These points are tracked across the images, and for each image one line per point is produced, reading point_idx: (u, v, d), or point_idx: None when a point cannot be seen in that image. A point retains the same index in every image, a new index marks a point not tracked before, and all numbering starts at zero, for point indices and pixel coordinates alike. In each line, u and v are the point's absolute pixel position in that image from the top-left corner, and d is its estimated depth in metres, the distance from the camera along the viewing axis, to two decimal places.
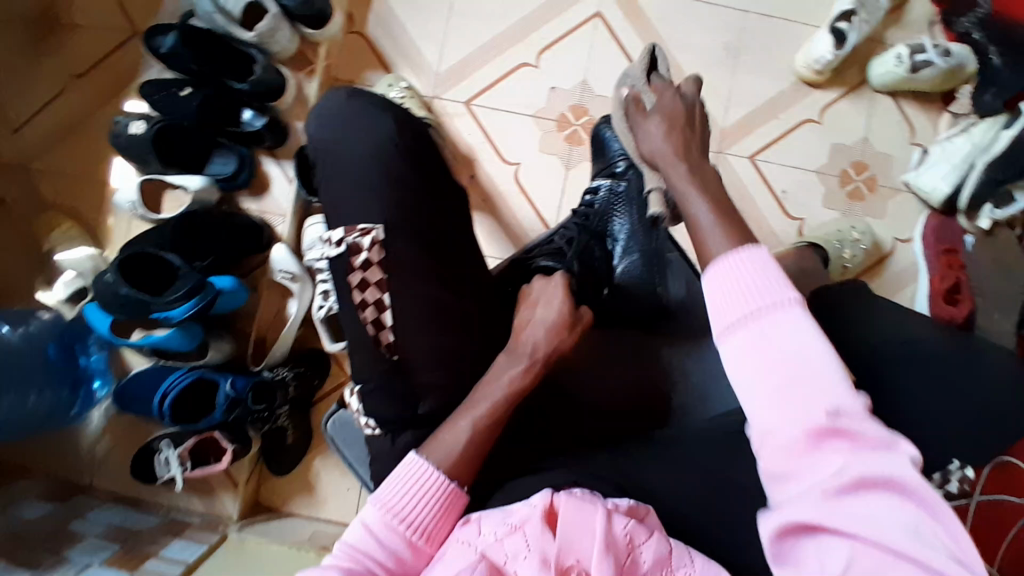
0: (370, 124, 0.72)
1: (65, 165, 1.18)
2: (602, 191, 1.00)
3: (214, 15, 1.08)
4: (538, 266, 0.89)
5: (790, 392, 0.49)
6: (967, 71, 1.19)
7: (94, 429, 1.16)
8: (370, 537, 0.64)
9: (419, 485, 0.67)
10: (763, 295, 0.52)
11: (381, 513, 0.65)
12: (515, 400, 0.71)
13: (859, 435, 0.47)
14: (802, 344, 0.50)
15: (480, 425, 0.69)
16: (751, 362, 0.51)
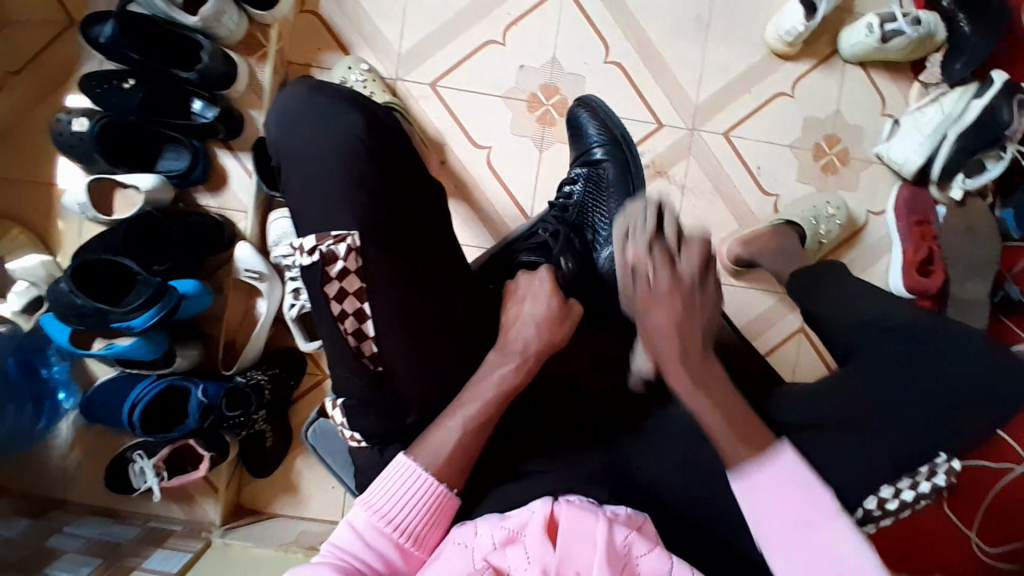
0: (332, 123, 0.68)
1: (5, 167, 1.11)
2: (581, 180, 1.02)
3: (155, 0, 0.97)
4: (522, 261, 0.89)
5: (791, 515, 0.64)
6: (935, 40, 1.18)
7: (63, 443, 1.12)
8: (358, 539, 0.64)
9: (408, 488, 0.65)
10: (780, 463, 0.65)
11: (367, 514, 0.65)
12: (508, 397, 0.69)
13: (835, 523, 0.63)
14: (804, 482, 0.65)
15: (472, 424, 0.67)
16: (760, 497, 0.65)
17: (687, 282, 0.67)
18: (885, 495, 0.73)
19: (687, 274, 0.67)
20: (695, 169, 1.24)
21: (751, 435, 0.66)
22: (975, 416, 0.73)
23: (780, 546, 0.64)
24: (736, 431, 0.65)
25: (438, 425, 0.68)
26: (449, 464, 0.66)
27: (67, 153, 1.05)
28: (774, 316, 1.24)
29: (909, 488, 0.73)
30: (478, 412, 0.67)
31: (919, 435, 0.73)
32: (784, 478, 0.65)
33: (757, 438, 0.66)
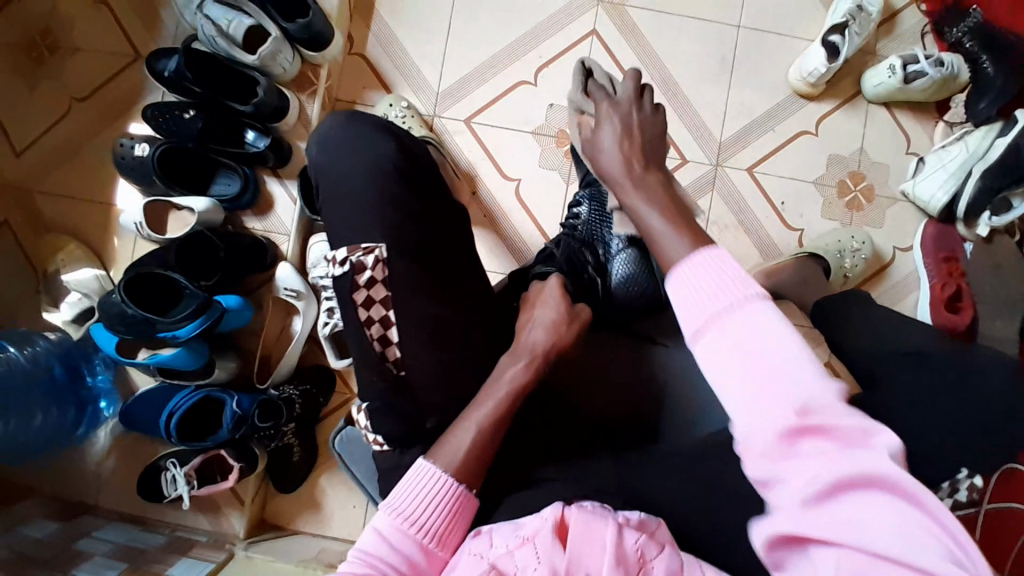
0: (369, 146, 0.74)
1: (71, 188, 1.20)
2: (585, 200, 1.06)
3: (216, 39, 1.09)
4: (534, 272, 0.94)
5: (761, 393, 0.46)
6: (958, 80, 1.21)
7: (100, 449, 1.17)
8: (382, 543, 0.65)
9: (430, 489, 0.67)
10: (726, 296, 0.50)
11: (392, 518, 0.66)
12: (521, 393, 0.72)
13: (833, 430, 0.43)
14: (737, 296, 0.49)
15: (485, 425, 0.70)
16: (723, 364, 0.48)
17: (641, 155, 0.67)
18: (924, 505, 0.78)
19: (637, 150, 0.68)
20: (718, 203, 1.27)
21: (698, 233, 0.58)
22: (990, 438, 0.74)
23: (718, 347, 0.49)
24: (680, 225, 0.59)
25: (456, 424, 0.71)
26: (466, 464, 0.69)
27: (128, 175, 1.14)
28: None
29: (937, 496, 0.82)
30: (494, 410, 0.70)
31: (941, 458, 0.73)
32: (744, 334, 0.48)
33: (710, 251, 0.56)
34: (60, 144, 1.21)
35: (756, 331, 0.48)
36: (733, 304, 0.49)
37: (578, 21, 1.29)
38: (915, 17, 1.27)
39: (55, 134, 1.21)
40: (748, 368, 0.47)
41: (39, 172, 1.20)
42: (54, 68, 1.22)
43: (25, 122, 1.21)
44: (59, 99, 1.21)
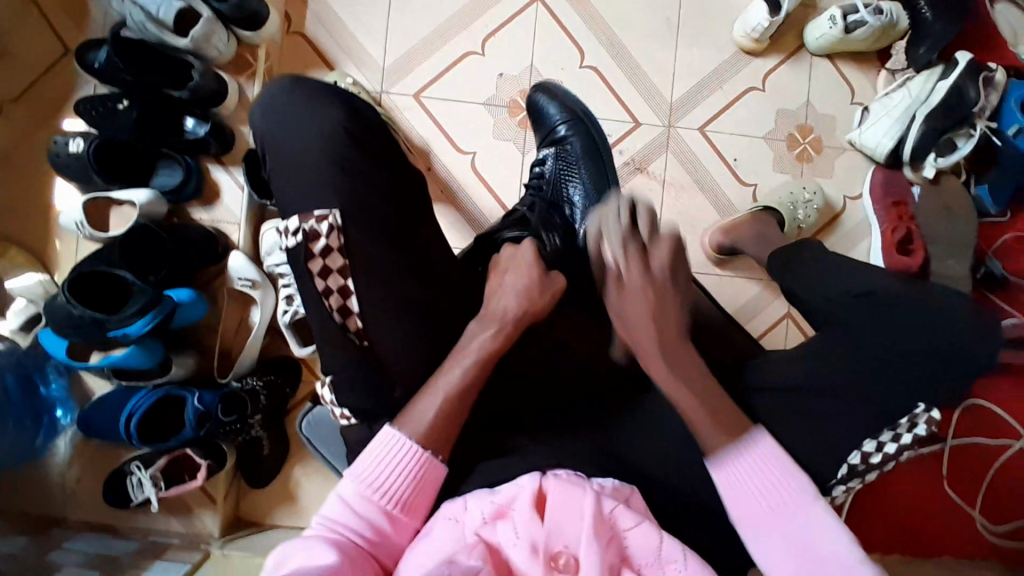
0: (313, 112, 0.72)
1: (4, 193, 1.14)
2: (550, 159, 1.06)
3: (145, 24, 1.04)
4: (505, 237, 0.94)
5: (765, 489, 0.69)
6: (898, 28, 1.23)
7: (61, 459, 1.12)
8: (347, 510, 0.66)
9: (395, 458, 0.68)
10: (755, 474, 0.69)
11: (356, 485, 0.67)
12: (491, 361, 0.72)
13: (807, 511, 0.68)
14: (788, 484, 0.69)
15: (451, 397, 0.69)
16: (742, 478, 0.69)
17: (660, 279, 0.73)
18: (869, 450, 0.75)
19: (658, 268, 0.74)
20: (674, 164, 1.27)
21: (728, 420, 0.71)
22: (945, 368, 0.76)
23: (738, 474, 0.69)
24: (713, 415, 0.70)
25: (423, 394, 0.70)
26: (432, 432, 0.69)
27: (64, 173, 1.09)
28: (762, 304, 1.26)
29: (891, 442, 0.75)
30: (461, 380, 0.70)
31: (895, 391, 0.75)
32: (763, 459, 0.70)
33: (733, 422, 0.71)
34: None
35: (772, 457, 0.70)
36: (755, 442, 0.70)
37: None
38: None
39: None
40: (762, 473, 0.69)
41: None
42: None
43: None
44: None
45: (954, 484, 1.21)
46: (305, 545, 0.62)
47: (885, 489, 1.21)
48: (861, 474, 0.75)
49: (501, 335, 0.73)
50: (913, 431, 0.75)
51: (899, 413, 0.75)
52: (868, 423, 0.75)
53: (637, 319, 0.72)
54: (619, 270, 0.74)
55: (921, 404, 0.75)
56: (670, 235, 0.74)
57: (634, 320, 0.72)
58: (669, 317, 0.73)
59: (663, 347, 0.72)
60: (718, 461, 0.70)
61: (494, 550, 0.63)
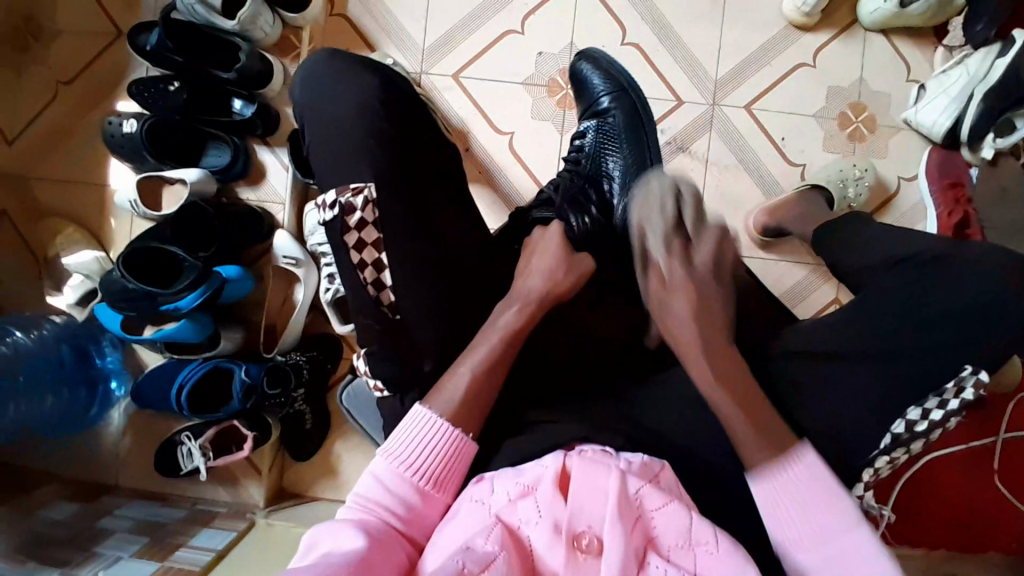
0: (354, 85, 0.76)
1: (62, 173, 1.19)
2: (591, 133, 1.04)
3: (195, 6, 1.06)
4: (535, 218, 0.94)
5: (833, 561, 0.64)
6: (954, 4, 1.16)
7: (115, 429, 1.17)
8: (379, 487, 0.67)
9: (425, 437, 0.69)
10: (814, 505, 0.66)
11: (385, 461, 0.69)
12: (516, 339, 0.73)
13: None
14: (820, 491, 0.67)
15: (479, 372, 0.71)
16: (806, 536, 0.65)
17: (703, 272, 0.77)
18: (913, 418, 0.75)
19: (701, 264, 0.77)
20: (717, 143, 1.24)
21: (768, 436, 0.68)
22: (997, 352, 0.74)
23: (799, 533, 0.66)
24: (752, 424, 0.69)
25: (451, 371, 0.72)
26: (461, 407, 0.70)
27: (119, 153, 1.12)
28: (807, 288, 1.23)
29: (936, 409, 0.75)
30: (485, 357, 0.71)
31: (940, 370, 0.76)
32: (829, 516, 0.66)
33: (778, 437, 0.68)
34: (47, 128, 1.19)
35: (836, 514, 0.66)
36: (822, 494, 0.66)
37: None
38: None
39: (42, 118, 1.19)
40: (829, 539, 0.65)
41: (29, 158, 1.19)
42: (34, 50, 1.20)
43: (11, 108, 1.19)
44: (44, 82, 1.20)
45: (1006, 479, 1.16)
46: (339, 524, 0.64)
47: (932, 481, 1.16)
48: (905, 442, 0.76)
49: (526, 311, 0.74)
50: (959, 396, 0.75)
51: (945, 381, 0.76)
52: (910, 396, 0.75)
53: (685, 337, 0.73)
54: (664, 274, 0.77)
55: (967, 366, 0.75)
56: (716, 231, 0.79)
57: (676, 314, 0.74)
58: (713, 318, 0.75)
59: (706, 354, 0.73)
60: (758, 474, 0.68)
61: (516, 533, 0.63)
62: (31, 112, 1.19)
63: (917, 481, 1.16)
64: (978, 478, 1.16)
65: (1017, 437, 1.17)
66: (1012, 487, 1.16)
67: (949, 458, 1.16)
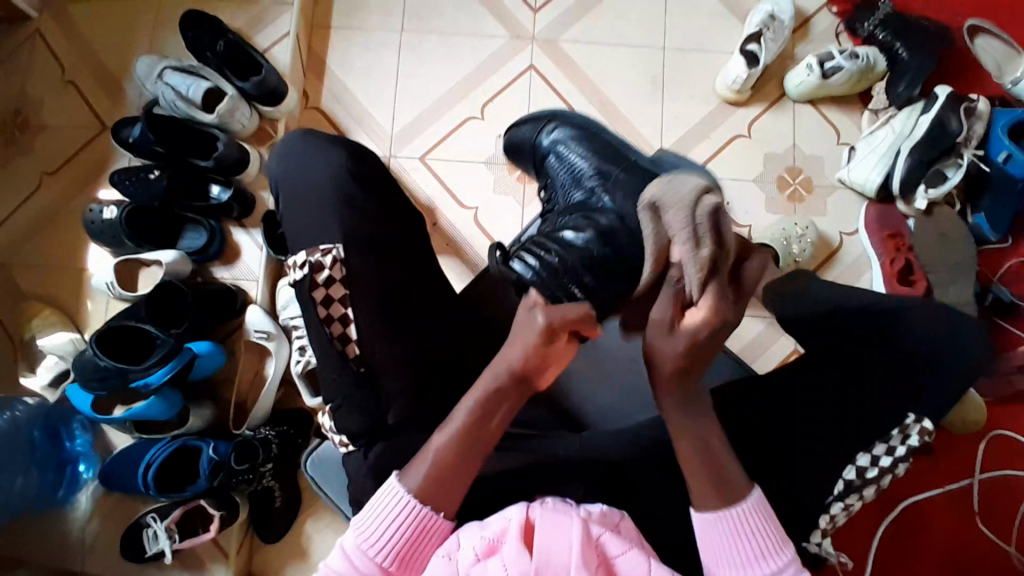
0: (318, 163, 0.84)
1: (42, 258, 1.24)
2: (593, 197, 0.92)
3: (175, 102, 1.19)
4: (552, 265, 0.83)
5: (743, 538, 0.66)
6: (877, 70, 1.31)
7: (82, 513, 1.14)
8: (346, 563, 0.67)
9: (392, 518, 0.67)
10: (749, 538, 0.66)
11: (355, 538, 0.68)
12: (485, 417, 0.69)
13: None
14: (761, 529, 0.66)
15: (450, 443, 0.68)
16: (713, 536, 0.66)
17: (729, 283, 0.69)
18: (864, 464, 0.78)
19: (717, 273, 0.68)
20: None
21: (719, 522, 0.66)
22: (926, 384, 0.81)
23: (718, 528, 0.66)
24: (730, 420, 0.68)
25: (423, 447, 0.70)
26: (428, 481, 0.68)
27: (98, 239, 1.18)
28: (767, 339, 1.27)
29: (884, 454, 0.78)
30: (454, 437, 0.68)
31: (883, 405, 0.81)
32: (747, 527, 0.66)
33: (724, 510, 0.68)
34: (30, 215, 1.26)
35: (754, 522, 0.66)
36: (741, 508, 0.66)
37: (517, 58, 1.38)
38: (827, 19, 1.39)
39: (26, 207, 1.26)
40: (735, 526, 0.66)
41: (10, 245, 1.25)
42: (18, 146, 1.29)
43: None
44: (29, 174, 1.28)
45: (988, 521, 1.16)
46: None
47: (914, 526, 1.17)
48: (858, 489, 0.78)
49: (502, 382, 0.69)
50: (906, 442, 0.79)
51: (888, 424, 0.80)
52: (855, 432, 0.79)
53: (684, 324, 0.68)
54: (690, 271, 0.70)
55: (910, 414, 0.80)
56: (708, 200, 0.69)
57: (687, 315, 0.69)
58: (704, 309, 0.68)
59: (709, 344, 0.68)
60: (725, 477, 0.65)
61: None
62: (15, 202, 1.26)
63: (900, 527, 1.16)
64: (958, 522, 1.16)
65: (992, 477, 1.18)
66: (995, 527, 1.16)
67: (929, 501, 1.17)
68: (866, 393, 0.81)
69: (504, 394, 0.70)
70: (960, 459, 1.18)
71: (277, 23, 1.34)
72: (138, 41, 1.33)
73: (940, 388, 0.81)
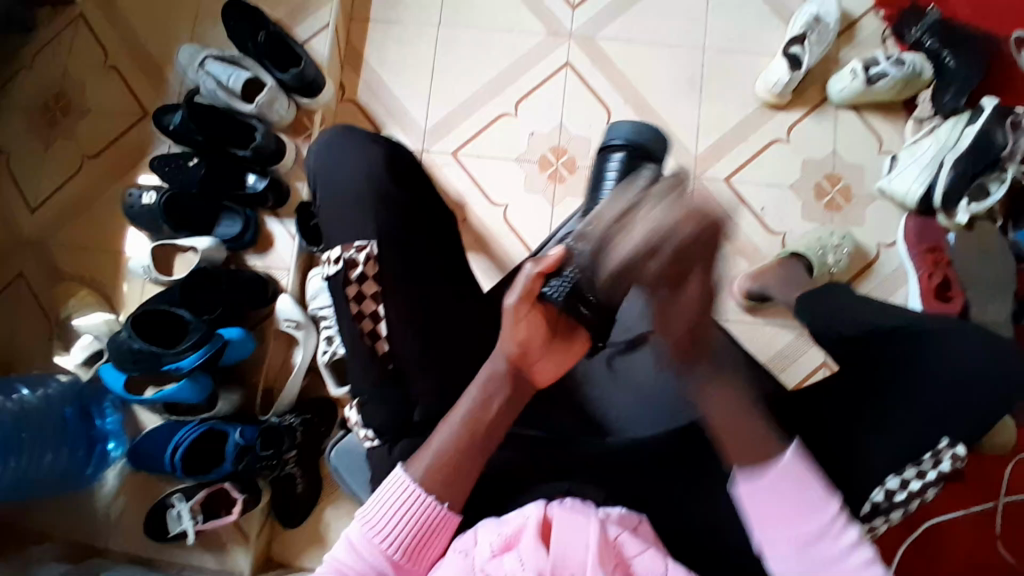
0: (356, 158, 0.84)
1: (79, 239, 1.27)
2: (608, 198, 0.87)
3: (216, 92, 1.21)
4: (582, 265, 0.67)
5: (789, 490, 0.64)
6: (922, 78, 1.26)
7: (111, 489, 1.17)
8: (353, 554, 0.67)
9: (399, 503, 0.67)
10: (800, 494, 0.63)
11: (361, 528, 0.68)
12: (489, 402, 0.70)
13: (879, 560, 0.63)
14: (806, 483, 0.64)
15: (459, 433, 0.69)
16: (761, 500, 0.64)
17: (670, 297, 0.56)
18: (893, 487, 0.78)
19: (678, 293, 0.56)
20: None
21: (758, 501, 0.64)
22: (966, 409, 0.79)
23: (762, 486, 0.64)
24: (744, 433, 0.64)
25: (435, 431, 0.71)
26: (440, 471, 0.68)
27: (136, 223, 1.21)
28: (794, 350, 1.25)
29: (914, 478, 0.78)
30: (455, 429, 0.69)
31: (918, 430, 0.78)
32: (790, 479, 0.64)
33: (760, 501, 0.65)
34: (69, 196, 1.29)
35: (797, 472, 0.64)
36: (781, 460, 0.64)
37: (553, 55, 1.37)
38: (875, 23, 1.35)
39: (66, 188, 1.30)
40: (780, 480, 0.64)
41: (50, 224, 1.28)
42: (62, 127, 1.32)
43: (41, 180, 1.30)
44: (71, 156, 1.31)
45: (1011, 545, 1.14)
46: None
47: (937, 547, 1.14)
48: (886, 510, 0.79)
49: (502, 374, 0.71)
50: (936, 467, 0.79)
51: (922, 449, 0.78)
52: (886, 453, 0.78)
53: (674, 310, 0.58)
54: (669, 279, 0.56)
55: (945, 439, 0.78)
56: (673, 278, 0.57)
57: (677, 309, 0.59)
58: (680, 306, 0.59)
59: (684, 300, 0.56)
60: (745, 470, 0.65)
61: None
62: (57, 183, 1.30)
63: (922, 548, 1.14)
64: (982, 545, 1.14)
65: (1018, 502, 1.15)
66: (1018, 550, 1.14)
67: (951, 525, 1.15)
68: (895, 413, 0.79)
69: (502, 382, 0.71)
70: (986, 482, 1.16)
71: (317, 16, 1.35)
72: (180, 28, 1.35)
73: (976, 416, 0.78)
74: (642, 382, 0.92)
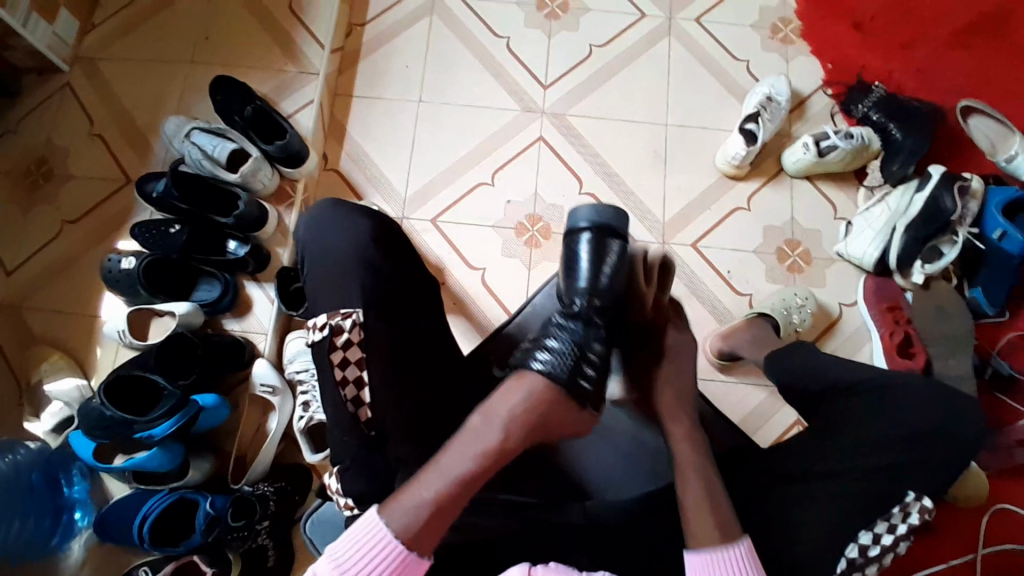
0: (343, 227, 0.88)
1: (55, 304, 1.27)
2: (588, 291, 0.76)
3: (202, 161, 1.25)
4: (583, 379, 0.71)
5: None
6: (871, 149, 1.37)
7: (71, 567, 1.12)
8: None
9: (374, 544, 0.65)
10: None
11: (332, 566, 0.66)
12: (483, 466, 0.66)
13: None
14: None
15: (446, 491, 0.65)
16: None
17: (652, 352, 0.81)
18: (866, 542, 0.78)
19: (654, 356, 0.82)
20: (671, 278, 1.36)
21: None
22: (927, 460, 0.82)
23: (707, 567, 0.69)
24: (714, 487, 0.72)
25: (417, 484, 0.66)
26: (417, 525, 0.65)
27: (115, 288, 1.21)
28: (767, 408, 1.28)
29: (886, 532, 0.78)
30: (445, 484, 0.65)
31: (883, 480, 0.81)
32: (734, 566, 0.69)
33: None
34: (47, 261, 1.30)
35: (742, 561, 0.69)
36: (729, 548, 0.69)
37: (528, 129, 1.45)
38: (823, 101, 1.46)
39: (44, 253, 1.30)
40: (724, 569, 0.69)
41: (27, 289, 1.28)
42: (43, 193, 1.34)
43: (20, 245, 1.31)
44: (51, 221, 1.32)
45: None
46: None
47: None
48: (861, 567, 0.78)
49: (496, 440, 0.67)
50: (907, 521, 0.79)
51: (889, 500, 0.80)
52: (856, 506, 0.80)
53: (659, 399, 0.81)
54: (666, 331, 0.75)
55: (910, 492, 0.80)
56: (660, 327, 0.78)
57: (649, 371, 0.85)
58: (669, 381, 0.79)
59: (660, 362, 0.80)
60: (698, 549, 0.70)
61: None
62: (35, 249, 1.30)
63: None
64: None
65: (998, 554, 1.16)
66: None
67: None
68: (861, 465, 0.82)
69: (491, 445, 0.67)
70: (964, 535, 1.17)
71: (303, 91, 1.42)
72: (169, 101, 1.40)
73: (938, 463, 0.82)
74: (618, 441, 0.94)
